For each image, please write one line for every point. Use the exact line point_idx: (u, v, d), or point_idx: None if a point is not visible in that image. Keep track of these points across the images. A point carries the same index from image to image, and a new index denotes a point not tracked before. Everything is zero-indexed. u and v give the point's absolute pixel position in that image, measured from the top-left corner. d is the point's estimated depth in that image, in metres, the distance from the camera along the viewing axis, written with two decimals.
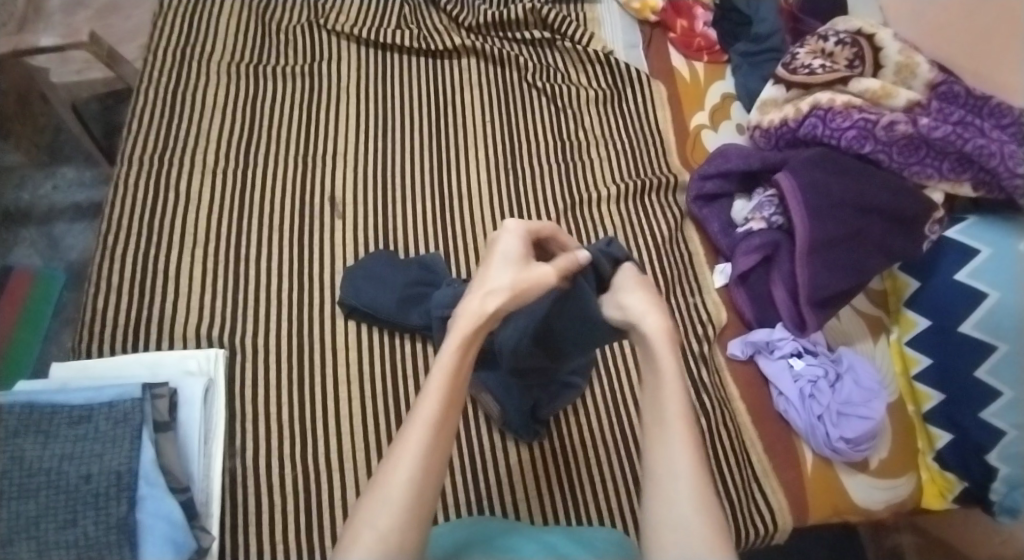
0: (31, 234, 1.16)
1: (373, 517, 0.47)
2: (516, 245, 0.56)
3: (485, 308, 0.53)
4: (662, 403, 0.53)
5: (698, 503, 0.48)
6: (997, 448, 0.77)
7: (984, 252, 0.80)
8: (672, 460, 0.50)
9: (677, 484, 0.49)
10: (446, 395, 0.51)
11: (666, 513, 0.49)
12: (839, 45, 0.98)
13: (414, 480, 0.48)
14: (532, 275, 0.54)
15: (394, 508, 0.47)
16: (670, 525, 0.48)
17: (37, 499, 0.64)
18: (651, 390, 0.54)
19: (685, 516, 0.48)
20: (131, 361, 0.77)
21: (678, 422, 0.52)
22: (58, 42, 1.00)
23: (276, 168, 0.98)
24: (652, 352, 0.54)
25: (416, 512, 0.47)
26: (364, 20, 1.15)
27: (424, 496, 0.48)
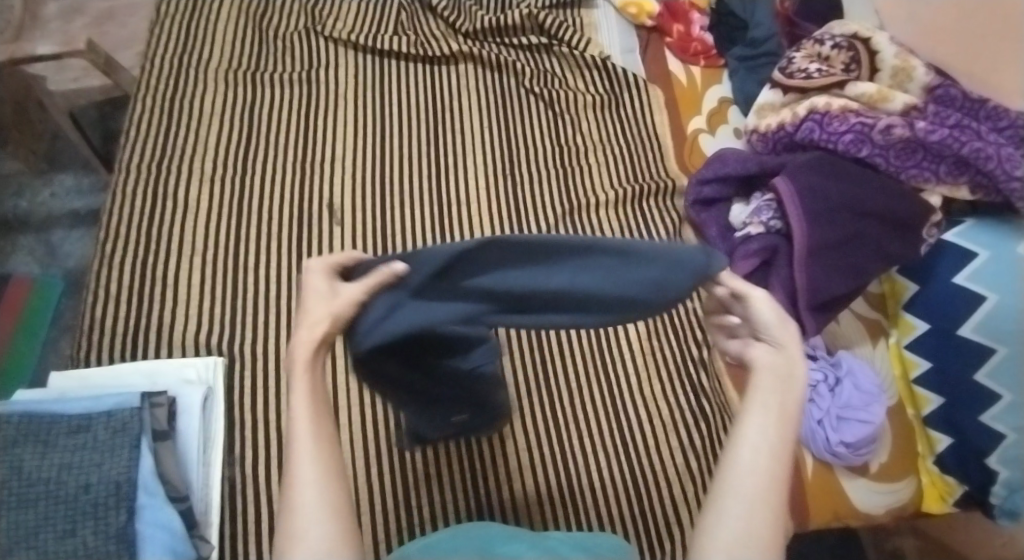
0: (29, 241, 1.16)
1: (291, 527, 0.40)
2: (314, 281, 0.47)
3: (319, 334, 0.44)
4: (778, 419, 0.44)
5: (780, 538, 0.40)
6: (997, 451, 0.77)
7: (981, 255, 0.80)
8: (767, 480, 0.42)
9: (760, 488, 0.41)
10: (314, 395, 0.44)
11: (740, 525, 0.40)
12: (836, 49, 0.99)
13: (321, 473, 0.42)
14: (344, 296, 0.46)
15: (322, 509, 0.40)
16: (739, 529, 0.40)
17: (36, 509, 0.64)
18: (765, 396, 0.45)
19: (758, 522, 0.40)
20: (130, 370, 0.77)
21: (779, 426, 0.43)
22: (55, 51, 1.00)
23: (273, 174, 0.98)
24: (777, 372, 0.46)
25: (341, 509, 0.41)
26: (360, 26, 1.15)
27: (339, 484, 0.42)
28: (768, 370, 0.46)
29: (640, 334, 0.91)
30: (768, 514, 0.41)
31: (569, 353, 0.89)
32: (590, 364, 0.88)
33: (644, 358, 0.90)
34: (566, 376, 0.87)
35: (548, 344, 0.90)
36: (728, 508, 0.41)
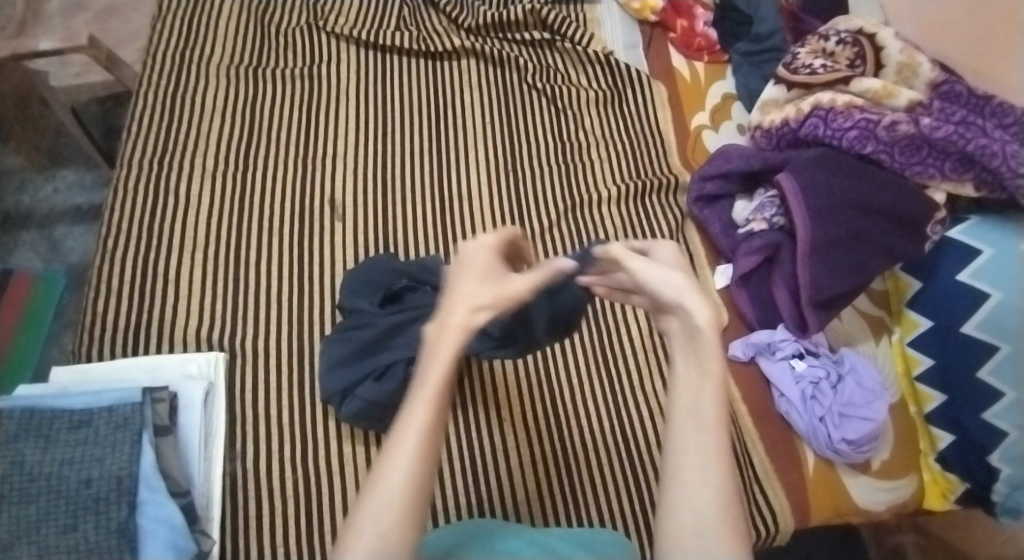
0: (31, 237, 1.16)
1: (372, 512, 0.40)
2: (481, 258, 0.49)
3: (470, 322, 0.45)
4: (701, 396, 0.43)
5: (726, 515, 0.39)
6: (998, 450, 0.76)
7: (986, 252, 0.80)
8: (702, 458, 0.41)
9: (701, 475, 0.40)
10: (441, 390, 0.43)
11: (695, 516, 0.39)
12: (841, 45, 0.98)
13: (416, 479, 0.41)
14: (512, 284, 0.48)
15: (397, 505, 0.40)
16: (693, 521, 0.39)
17: (37, 504, 0.64)
18: (684, 377, 0.45)
19: (708, 511, 0.39)
20: (132, 366, 0.77)
21: (710, 408, 0.43)
22: (57, 46, 1.00)
23: (275, 170, 0.98)
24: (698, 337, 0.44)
25: (418, 511, 0.40)
26: (363, 22, 1.14)
27: (425, 488, 0.41)
28: (686, 343, 0.46)
29: (641, 331, 0.91)
30: (710, 492, 0.40)
31: (570, 349, 0.89)
32: (591, 360, 0.88)
33: (645, 354, 0.89)
34: (568, 372, 0.87)
35: (549, 341, 0.89)
36: (676, 496, 0.40)
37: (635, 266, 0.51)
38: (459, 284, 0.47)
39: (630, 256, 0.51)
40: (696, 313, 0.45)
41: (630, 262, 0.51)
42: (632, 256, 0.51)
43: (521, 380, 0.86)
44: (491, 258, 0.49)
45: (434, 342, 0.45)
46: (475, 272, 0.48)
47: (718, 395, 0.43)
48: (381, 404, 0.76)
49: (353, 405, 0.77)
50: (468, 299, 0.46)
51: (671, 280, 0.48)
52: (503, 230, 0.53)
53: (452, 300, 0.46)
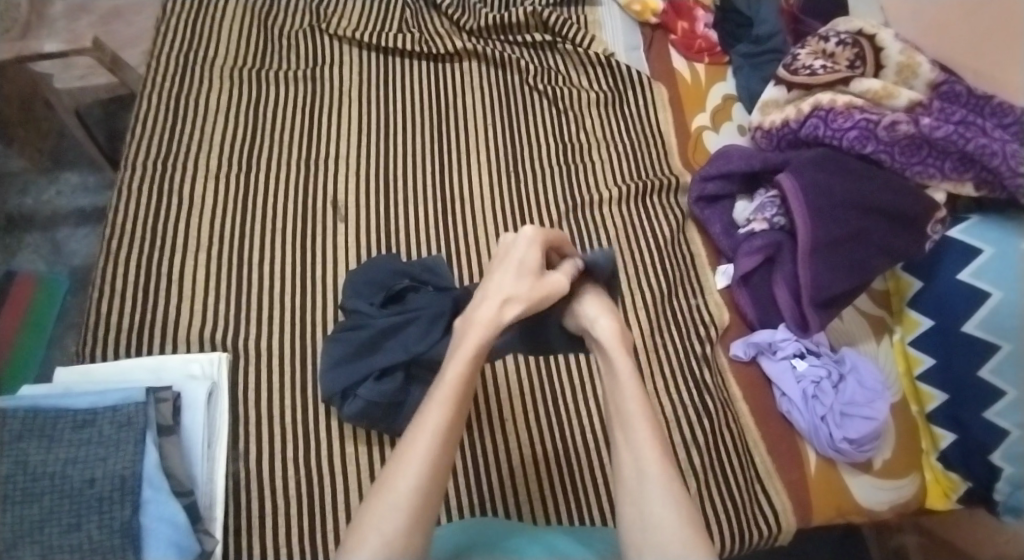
0: (34, 239, 1.17)
1: (380, 519, 0.46)
2: (525, 252, 0.61)
3: (498, 315, 0.57)
4: (625, 406, 0.56)
5: (669, 502, 0.50)
6: (1000, 448, 0.76)
7: (986, 251, 0.80)
8: (638, 459, 0.53)
9: (641, 473, 0.52)
10: (454, 404, 0.52)
11: (651, 513, 0.50)
12: (840, 46, 0.98)
13: (424, 487, 0.48)
14: (547, 281, 0.60)
15: (402, 512, 0.47)
16: (642, 517, 0.50)
17: (40, 503, 0.64)
18: (617, 394, 0.57)
19: (653, 506, 0.50)
20: (135, 366, 0.77)
21: (637, 415, 0.55)
22: (61, 49, 1.00)
23: (278, 172, 0.99)
24: (608, 355, 0.60)
25: (423, 517, 0.47)
26: (365, 24, 1.15)
27: (430, 497, 0.48)
28: (606, 362, 0.60)
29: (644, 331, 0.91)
30: (654, 487, 0.51)
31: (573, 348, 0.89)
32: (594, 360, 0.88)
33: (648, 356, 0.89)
34: (572, 373, 0.87)
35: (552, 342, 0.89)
36: (625, 497, 0.52)
37: (581, 307, 0.63)
38: (499, 278, 0.60)
39: (580, 304, 0.63)
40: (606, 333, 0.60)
41: (581, 307, 0.63)
42: (584, 306, 0.63)
43: (523, 381, 0.86)
44: (533, 254, 0.61)
45: (460, 346, 0.56)
46: (513, 267, 0.60)
47: (637, 401, 0.56)
48: (383, 403, 0.76)
49: (353, 404, 0.77)
50: (502, 297, 0.58)
51: (603, 320, 0.61)
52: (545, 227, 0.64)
53: (494, 287, 0.59)
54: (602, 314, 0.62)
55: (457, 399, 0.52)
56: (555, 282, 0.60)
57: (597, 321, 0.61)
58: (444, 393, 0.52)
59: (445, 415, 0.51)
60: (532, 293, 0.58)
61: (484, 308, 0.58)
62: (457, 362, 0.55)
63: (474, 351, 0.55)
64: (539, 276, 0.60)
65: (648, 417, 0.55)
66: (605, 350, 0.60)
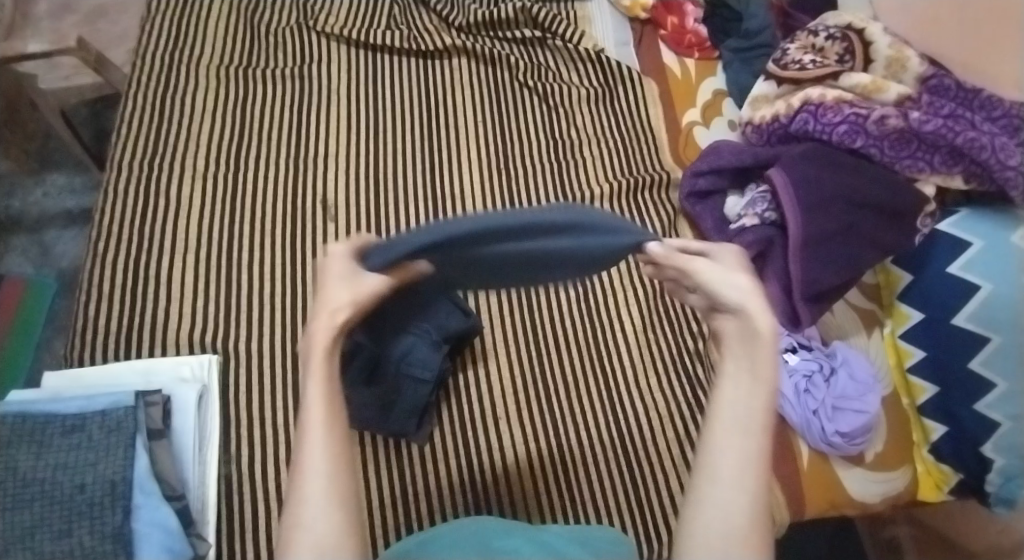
0: (22, 242, 1.16)
1: (303, 516, 0.41)
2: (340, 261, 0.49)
3: (335, 325, 0.46)
4: (745, 402, 0.46)
5: (756, 521, 0.43)
6: (992, 439, 0.77)
7: (976, 245, 0.80)
8: (742, 463, 0.44)
9: (738, 478, 0.44)
10: (326, 379, 0.44)
11: (727, 517, 0.43)
12: (830, 40, 0.98)
13: (336, 470, 0.42)
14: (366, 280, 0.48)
15: (329, 508, 0.41)
16: (722, 524, 0.43)
17: (31, 509, 0.64)
18: (734, 370, 0.48)
19: (737, 516, 0.43)
20: (125, 369, 0.77)
21: (755, 415, 0.45)
22: (45, 49, 0.99)
23: (266, 171, 0.98)
24: (753, 346, 0.47)
25: (348, 500, 0.42)
26: (353, 21, 1.14)
27: (348, 480, 0.43)
28: (739, 349, 0.48)
29: (636, 326, 0.91)
30: (746, 500, 0.43)
31: (570, 343, 0.90)
32: (587, 356, 0.89)
33: (639, 350, 0.90)
34: (566, 368, 0.88)
35: (546, 335, 0.90)
36: (711, 491, 0.44)
37: (700, 267, 0.51)
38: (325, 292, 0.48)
39: (694, 263, 0.52)
40: (759, 316, 0.47)
41: (695, 265, 0.51)
42: (698, 264, 0.51)
43: (517, 379, 0.87)
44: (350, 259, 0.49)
45: (309, 344, 0.46)
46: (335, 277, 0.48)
47: (761, 402, 0.46)
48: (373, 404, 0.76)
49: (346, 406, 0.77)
50: (336, 310, 0.46)
51: (735, 281, 0.50)
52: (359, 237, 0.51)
53: (321, 303, 0.47)
54: (751, 291, 0.49)
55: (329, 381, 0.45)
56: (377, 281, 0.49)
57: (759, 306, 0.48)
58: (311, 386, 0.44)
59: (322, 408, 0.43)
60: (358, 297, 0.47)
61: (320, 322, 0.46)
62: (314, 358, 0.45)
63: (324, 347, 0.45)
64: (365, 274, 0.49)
65: (768, 420, 0.45)
66: (742, 331, 0.48)
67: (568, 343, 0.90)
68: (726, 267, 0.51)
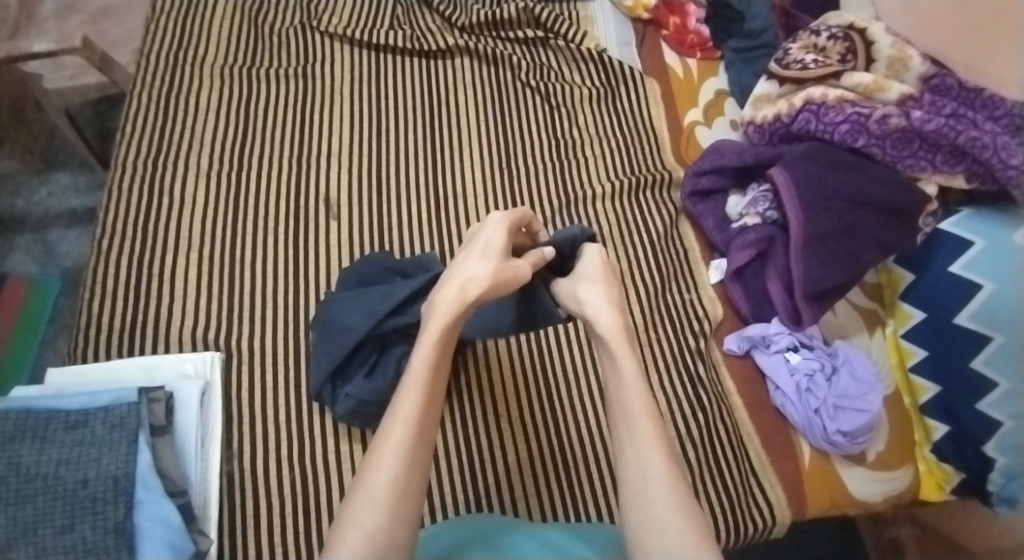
0: (26, 240, 1.16)
1: (357, 515, 0.45)
2: (484, 238, 0.61)
3: (460, 297, 0.56)
4: (628, 409, 0.54)
5: (673, 501, 0.48)
6: (993, 439, 0.77)
7: (978, 243, 0.80)
8: (642, 459, 0.51)
9: (642, 472, 0.50)
10: (425, 393, 0.51)
11: (654, 515, 0.48)
12: (832, 40, 0.99)
13: (400, 479, 0.47)
14: (513, 263, 0.59)
15: (382, 508, 0.45)
16: (646, 516, 0.48)
17: (34, 504, 0.64)
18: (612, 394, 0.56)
19: (658, 505, 0.48)
20: (127, 366, 0.77)
21: (638, 414, 0.53)
22: (50, 49, 0.99)
23: (269, 170, 0.98)
24: (614, 359, 0.57)
25: (403, 508, 0.46)
26: (356, 21, 1.15)
27: (410, 489, 0.47)
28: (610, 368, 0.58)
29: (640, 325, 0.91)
30: (660, 490, 0.49)
31: (566, 344, 0.89)
32: (586, 355, 0.88)
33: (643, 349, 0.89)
34: (561, 369, 0.87)
35: (545, 335, 0.89)
36: (629, 499, 0.50)
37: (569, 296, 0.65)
38: (458, 262, 0.60)
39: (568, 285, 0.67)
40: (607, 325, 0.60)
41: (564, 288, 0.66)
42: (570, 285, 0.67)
43: (518, 377, 0.86)
44: (498, 235, 0.61)
45: (428, 330, 0.56)
46: (477, 254, 0.60)
47: (640, 401, 0.54)
48: (373, 401, 0.76)
49: (346, 403, 0.77)
50: (462, 276, 0.57)
51: (592, 302, 0.62)
52: (516, 210, 0.65)
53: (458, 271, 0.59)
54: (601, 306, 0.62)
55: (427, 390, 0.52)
56: (516, 267, 0.60)
57: (602, 316, 0.61)
58: (415, 384, 0.52)
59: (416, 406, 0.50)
60: (496, 275, 0.58)
61: (447, 292, 0.57)
62: (426, 350, 0.54)
63: (441, 336, 0.54)
64: (505, 259, 0.60)
65: (649, 413, 0.54)
66: (605, 351, 0.59)
67: (566, 341, 0.89)
68: (589, 291, 0.64)
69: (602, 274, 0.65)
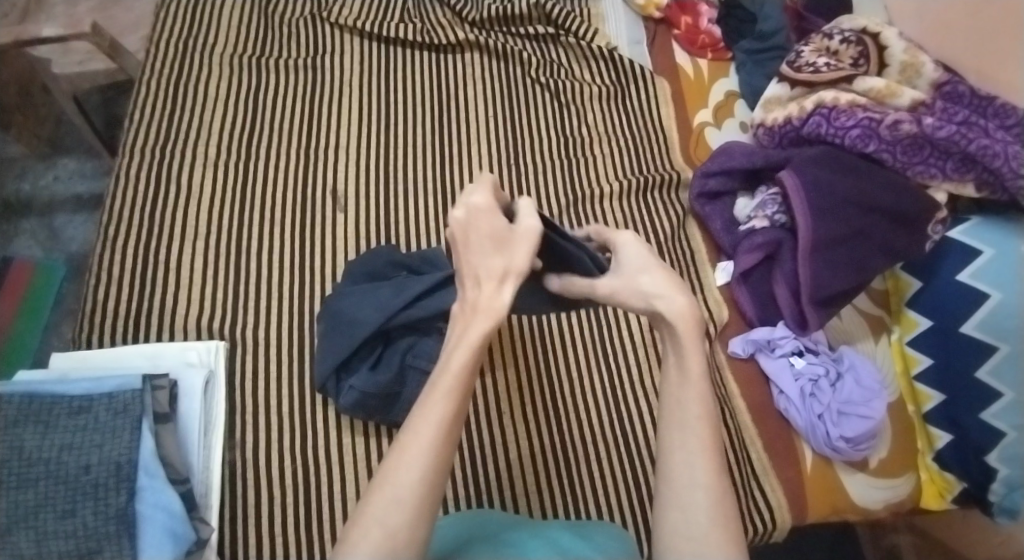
0: (32, 225, 1.16)
1: (381, 514, 0.44)
2: (485, 221, 0.52)
3: (501, 293, 0.50)
4: (685, 401, 0.49)
5: (716, 513, 0.46)
6: (997, 449, 0.77)
7: (987, 253, 0.80)
8: (689, 460, 0.47)
9: (689, 475, 0.47)
10: (458, 397, 0.47)
11: (690, 519, 0.46)
12: (845, 44, 0.98)
13: (427, 482, 0.45)
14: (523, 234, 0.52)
15: (409, 507, 0.44)
16: (681, 522, 0.46)
17: (36, 489, 0.64)
18: (673, 378, 0.50)
19: (697, 512, 0.46)
20: (131, 353, 0.77)
21: (695, 413, 0.49)
22: (60, 33, 0.99)
23: (278, 160, 0.98)
24: (679, 342, 0.50)
25: (430, 509, 0.45)
26: (367, 13, 1.14)
27: (436, 489, 0.45)
28: (672, 347, 0.50)
29: (643, 326, 0.91)
30: (700, 494, 0.46)
31: (571, 344, 0.89)
32: (591, 354, 0.88)
33: (646, 349, 0.89)
34: (567, 369, 0.87)
35: (550, 333, 0.89)
36: (666, 496, 0.47)
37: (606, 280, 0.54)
38: (471, 255, 0.52)
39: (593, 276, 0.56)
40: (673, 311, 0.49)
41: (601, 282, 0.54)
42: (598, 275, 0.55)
43: (523, 373, 0.86)
44: (494, 220, 0.53)
45: (461, 335, 0.49)
46: (485, 239, 0.52)
47: (700, 400, 0.49)
48: (377, 394, 0.76)
49: (350, 395, 0.76)
50: (493, 274, 0.50)
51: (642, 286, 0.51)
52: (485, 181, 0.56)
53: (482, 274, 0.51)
54: (665, 286, 0.50)
55: (460, 388, 0.48)
56: (528, 229, 0.52)
57: (669, 299, 0.50)
58: (447, 384, 0.47)
59: (448, 411, 0.47)
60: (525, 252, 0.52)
61: (479, 296, 0.50)
62: (461, 350, 0.48)
63: (478, 343, 0.48)
64: (515, 236, 0.52)
65: (707, 415, 0.49)
66: (671, 333, 0.50)
67: (579, 338, 0.89)
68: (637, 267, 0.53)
69: (647, 260, 0.53)
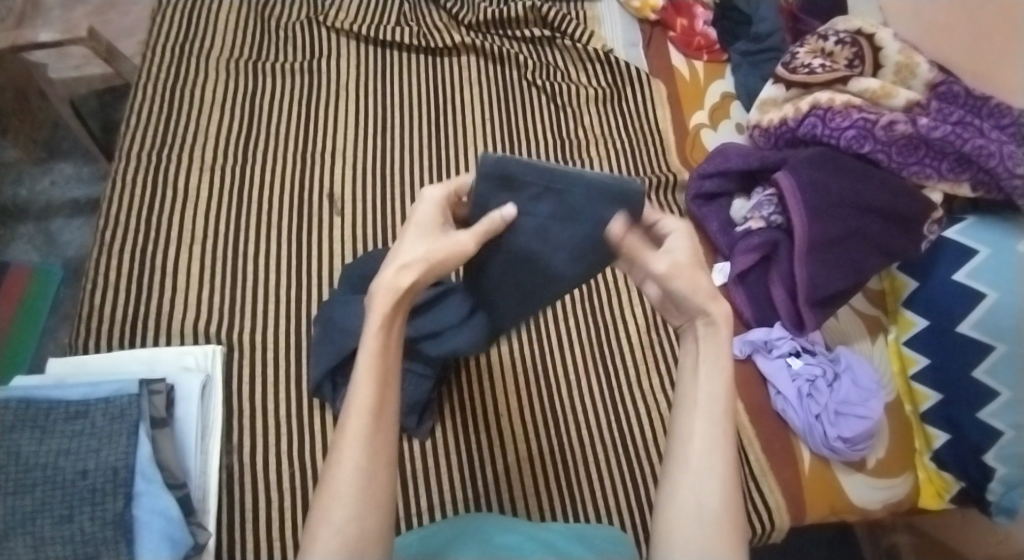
0: (28, 229, 1.16)
1: (327, 510, 0.45)
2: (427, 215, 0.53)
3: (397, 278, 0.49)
4: (707, 395, 0.50)
5: (727, 502, 0.47)
6: (994, 448, 0.77)
7: (983, 252, 0.80)
8: (709, 450, 0.49)
9: (705, 463, 0.48)
10: (378, 379, 0.48)
11: (703, 505, 0.47)
12: (840, 45, 0.98)
13: (362, 467, 0.46)
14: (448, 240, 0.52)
15: (350, 499, 0.45)
16: (693, 506, 0.47)
17: (32, 494, 0.64)
18: (696, 373, 0.52)
19: (709, 499, 0.47)
20: (129, 358, 0.77)
21: (717, 408, 0.50)
22: (56, 38, 0.99)
23: (275, 164, 0.98)
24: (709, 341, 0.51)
25: (372, 496, 0.46)
26: (363, 16, 1.14)
27: (376, 476, 0.46)
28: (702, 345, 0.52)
29: (639, 328, 0.91)
30: (714, 482, 0.48)
31: (567, 345, 0.89)
32: (588, 356, 0.89)
33: (643, 350, 0.90)
34: (563, 371, 0.87)
35: (547, 335, 0.89)
36: (682, 481, 0.48)
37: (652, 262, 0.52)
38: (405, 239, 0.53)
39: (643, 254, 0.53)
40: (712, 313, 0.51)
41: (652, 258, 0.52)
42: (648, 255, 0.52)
43: (519, 375, 0.86)
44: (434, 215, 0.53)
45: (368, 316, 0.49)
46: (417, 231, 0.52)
47: (723, 397, 0.50)
48: None
49: None
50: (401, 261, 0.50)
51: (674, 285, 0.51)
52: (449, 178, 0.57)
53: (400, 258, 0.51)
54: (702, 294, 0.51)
55: (381, 367, 0.48)
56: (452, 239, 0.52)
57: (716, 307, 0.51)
58: (366, 367, 0.48)
59: (370, 395, 0.47)
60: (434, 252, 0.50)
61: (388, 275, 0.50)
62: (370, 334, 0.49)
63: (383, 324, 0.49)
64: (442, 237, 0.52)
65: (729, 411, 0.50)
66: (704, 332, 0.52)
67: (578, 341, 0.89)
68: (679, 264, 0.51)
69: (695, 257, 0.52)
